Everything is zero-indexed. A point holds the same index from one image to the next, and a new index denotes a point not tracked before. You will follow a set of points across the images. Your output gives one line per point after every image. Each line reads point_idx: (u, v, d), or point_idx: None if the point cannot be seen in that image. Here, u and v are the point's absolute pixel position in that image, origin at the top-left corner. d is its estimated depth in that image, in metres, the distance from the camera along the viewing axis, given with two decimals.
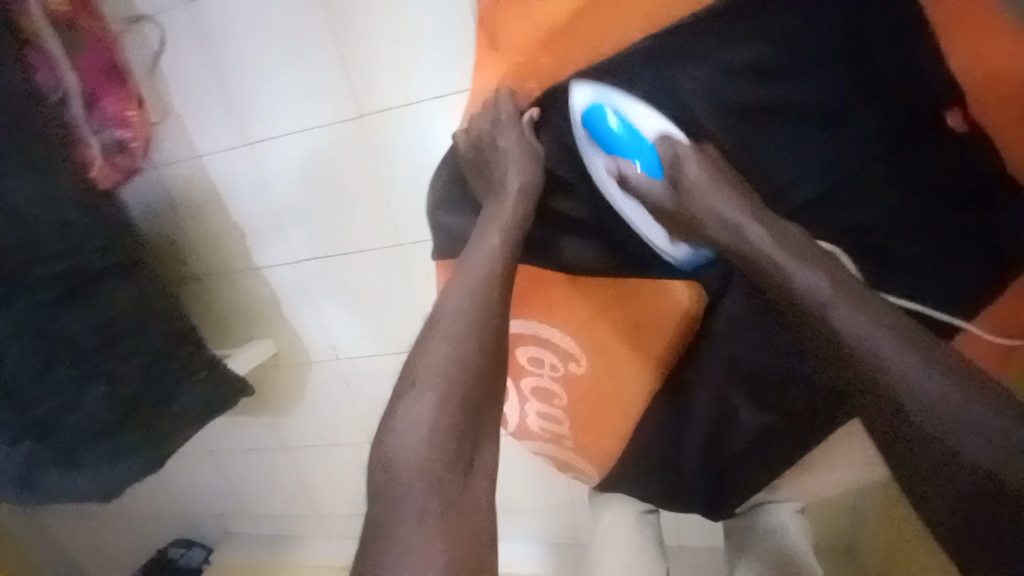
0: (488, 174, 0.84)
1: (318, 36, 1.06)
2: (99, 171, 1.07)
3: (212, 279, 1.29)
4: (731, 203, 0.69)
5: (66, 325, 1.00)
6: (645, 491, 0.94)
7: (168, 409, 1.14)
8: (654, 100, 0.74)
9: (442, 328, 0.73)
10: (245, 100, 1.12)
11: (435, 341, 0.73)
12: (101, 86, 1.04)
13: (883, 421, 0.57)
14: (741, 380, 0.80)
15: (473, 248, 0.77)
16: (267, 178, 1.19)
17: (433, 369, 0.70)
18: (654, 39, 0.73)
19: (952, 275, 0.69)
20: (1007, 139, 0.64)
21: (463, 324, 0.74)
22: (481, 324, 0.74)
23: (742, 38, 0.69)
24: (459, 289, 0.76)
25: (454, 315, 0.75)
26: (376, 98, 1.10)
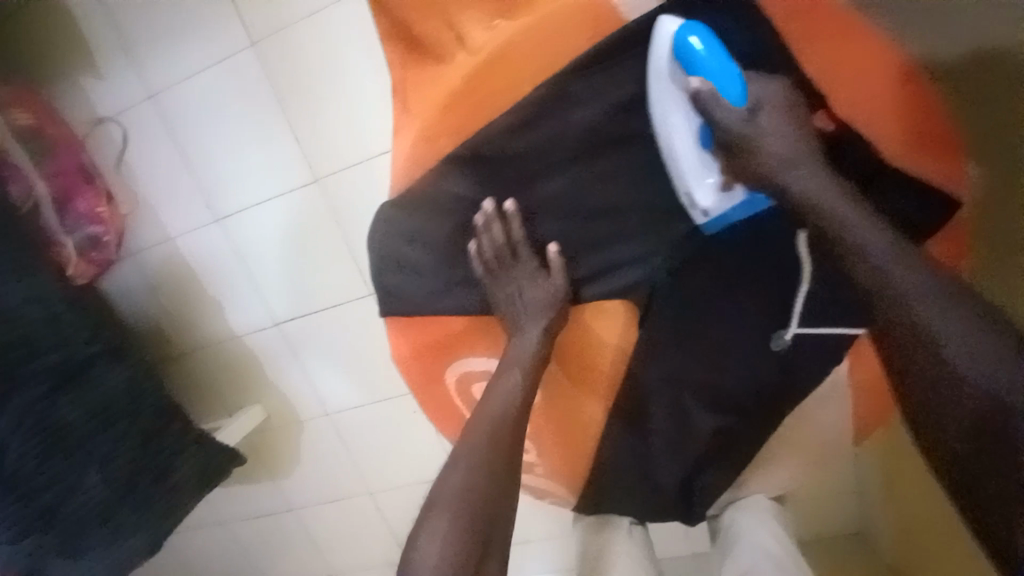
0: (416, 249, 0.65)
1: (266, 109, 1.06)
2: (77, 267, 1.11)
3: (198, 353, 1.32)
4: (787, 139, 0.58)
5: (63, 415, 0.92)
6: (623, 541, 0.78)
7: (166, 492, 1.03)
8: (558, 142, 0.61)
9: (450, 501, 0.65)
10: (211, 179, 1.14)
11: (434, 523, 0.64)
12: (71, 187, 1.08)
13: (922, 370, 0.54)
14: (694, 387, 0.68)
15: (491, 398, 0.68)
16: (239, 249, 1.20)
17: (439, 553, 0.62)
18: (549, 83, 0.58)
19: None
20: (874, 126, 0.58)
21: (469, 495, 0.65)
22: (484, 487, 0.66)
23: (632, 66, 0.58)
24: (461, 457, 0.67)
25: (461, 488, 0.65)
26: (328, 159, 1.08)
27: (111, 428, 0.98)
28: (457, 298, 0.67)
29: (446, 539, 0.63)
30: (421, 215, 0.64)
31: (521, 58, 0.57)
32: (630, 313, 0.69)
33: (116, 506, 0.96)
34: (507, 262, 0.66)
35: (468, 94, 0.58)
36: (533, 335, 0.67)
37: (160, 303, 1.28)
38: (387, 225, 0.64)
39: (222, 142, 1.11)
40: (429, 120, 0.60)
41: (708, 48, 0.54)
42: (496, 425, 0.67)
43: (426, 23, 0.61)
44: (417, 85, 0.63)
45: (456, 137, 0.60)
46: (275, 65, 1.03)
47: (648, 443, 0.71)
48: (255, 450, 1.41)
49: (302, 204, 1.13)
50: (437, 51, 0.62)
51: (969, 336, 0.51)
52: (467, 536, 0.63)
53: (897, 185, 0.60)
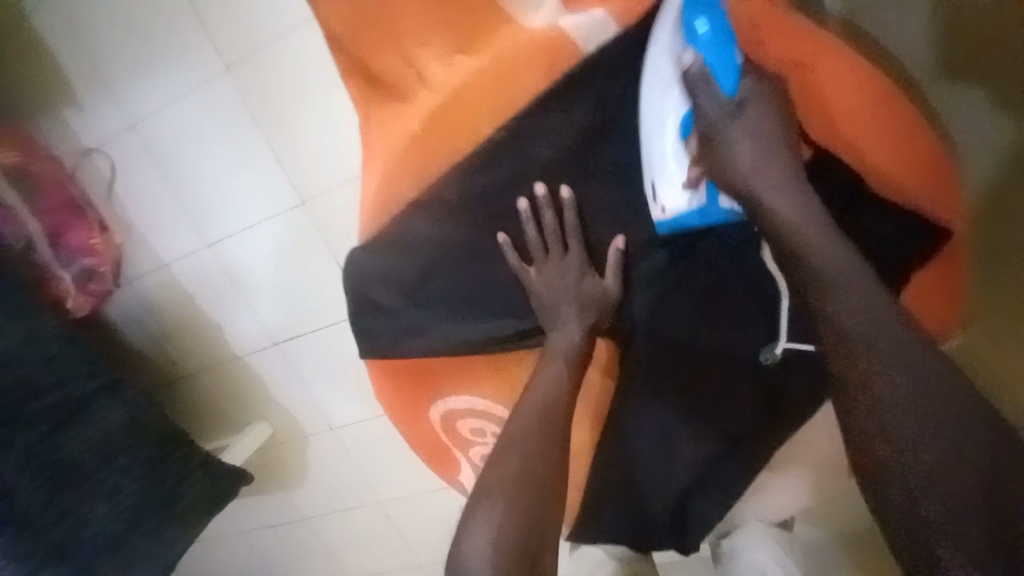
0: (389, 292, 0.64)
1: (247, 135, 1.06)
2: (75, 300, 1.15)
3: (201, 374, 1.34)
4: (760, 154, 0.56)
5: (67, 451, 0.96)
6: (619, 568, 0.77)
7: (173, 518, 1.06)
8: (525, 179, 0.59)
9: (502, 495, 0.57)
10: (199, 206, 1.14)
11: (490, 507, 0.56)
12: (63, 222, 1.10)
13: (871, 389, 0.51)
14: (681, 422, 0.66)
15: (538, 387, 0.62)
16: (233, 272, 1.20)
17: (493, 544, 0.54)
18: (511, 124, 0.56)
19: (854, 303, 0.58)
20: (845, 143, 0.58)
21: (521, 486, 0.57)
22: (539, 476, 0.58)
23: (589, 99, 0.57)
24: (495, 485, 0.57)
25: (515, 473, 0.58)
26: (313, 181, 1.07)
27: (116, 459, 1.01)
28: (454, 331, 0.64)
29: (502, 525, 0.55)
30: (390, 260, 0.62)
31: (478, 101, 0.56)
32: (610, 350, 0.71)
33: (122, 538, 1.00)
34: (552, 254, 0.62)
35: (427, 138, 0.57)
36: (573, 330, 0.63)
37: (161, 328, 1.29)
38: (359, 270, 0.63)
39: (206, 169, 1.10)
40: (392, 164, 0.59)
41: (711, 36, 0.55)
42: (551, 412, 0.61)
43: (384, 61, 0.59)
44: (379, 126, 0.62)
45: (416, 182, 0.59)
46: (249, 90, 1.01)
47: (635, 478, 0.68)
48: (264, 462, 1.44)
49: (291, 227, 1.12)
50: (398, 89, 0.60)
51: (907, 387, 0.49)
52: (520, 532, 0.55)
53: (868, 210, 0.59)
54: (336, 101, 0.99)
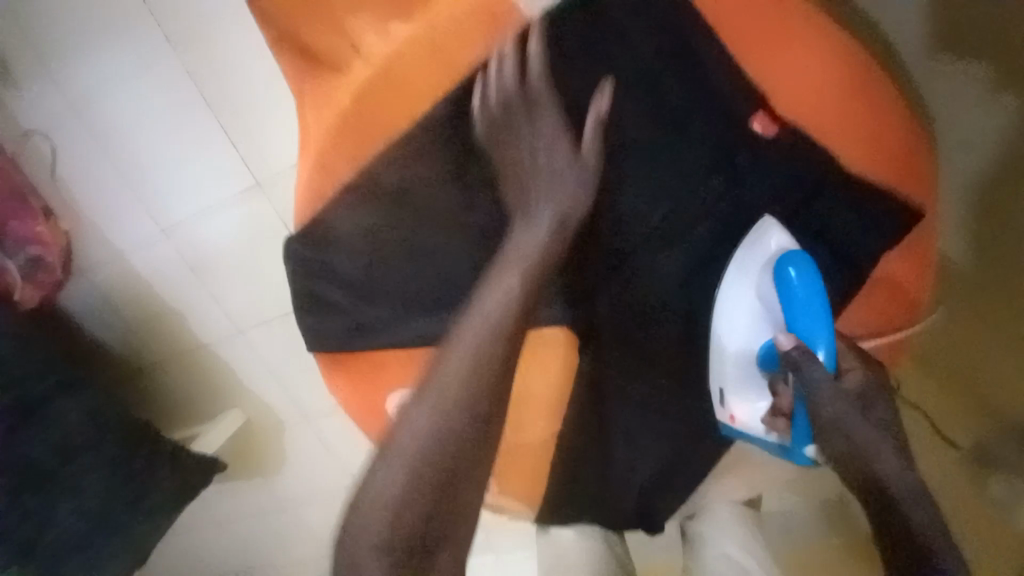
0: (338, 278, 0.63)
1: (194, 113, 0.99)
2: (24, 292, 1.07)
3: (167, 365, 1.29)
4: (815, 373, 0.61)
5: (26, 451, 0.93)
6: (583, 551, 0.77)
7: (141, 513, 1.05)
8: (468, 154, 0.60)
9: (401, 467, 0.54)
10: (152, 191, 1.08)
11: (390, 473, 0.54)
12: (1, 210, 1.01)
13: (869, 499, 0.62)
14: (636, 386, 0.69)
15: (462, 341, 0.56)
16: (192, 260, 1.15)
17: (388, 523, 0.53)
18: (451, 100, 0.57)
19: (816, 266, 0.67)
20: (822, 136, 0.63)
21: (431, 456, 0.54)
22: (455, 447, 0.55)
23: (525, 65, 0.56)
24: (398, 459, 0.54)
25: (420, 444, 0.54)
26: (268, 163, 1.02)
27: (79, 456, 0.99)
28: (403, 325, 0.64)
29: (401, 494, 0.53)
30: (338, 242, 0.62)
31: (419, 77, 0.56)
32: (564, 335, 0.68)
33: (86, 538, 0.99)
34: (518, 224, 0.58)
35: (364, 118, 0.57)
36: (512, 282, 0.57)
37: (122, 319, 1.24)
38: (309, 254, 0.62)
39: (154, 151, 1.04)
40: (327, 145, 0.58)
41: (804, 286, 0.59)
42: (475, 378, 0.55)
43: (317, 34, 0.56)
44: (312, 104, 0.59)
45: (352, 162, 0.59)
46: (192, 67, 0.94)
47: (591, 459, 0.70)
48: (238, 453, 1.40)
49: (247, 211, 1.07)
50: (333, 62, 0.57)
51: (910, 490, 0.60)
52: (426, 505, 0.54)
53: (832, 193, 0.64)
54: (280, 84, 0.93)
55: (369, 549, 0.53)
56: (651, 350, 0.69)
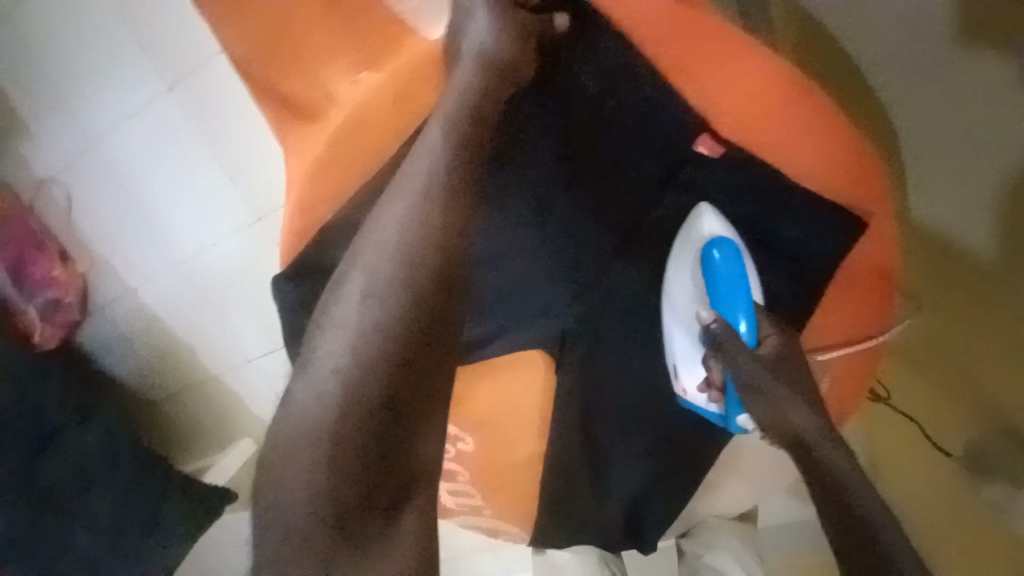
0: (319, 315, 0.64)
1: (194, 156, 1.05)
2: (42, 333, 1.11)
3: (178, 396, 1.34)
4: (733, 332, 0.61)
5: (47, 478, 0.98)
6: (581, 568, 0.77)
7: (153, 539, 1.07)
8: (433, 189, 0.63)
9: (317, 390, 0.51)
10: (160, 231, 1.14)
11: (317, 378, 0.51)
12: (23, 255, 1.09)
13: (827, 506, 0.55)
14: (621, 408, 0.69)
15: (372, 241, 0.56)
16: (197, 294, 1.19)
17: (309, 454, 0.48)
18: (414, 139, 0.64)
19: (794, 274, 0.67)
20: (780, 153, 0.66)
21: (350, 373, 0.51)
22: (376, 362, 0.52)
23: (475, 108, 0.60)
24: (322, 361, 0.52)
25: (348, 341, 0.52)
26: (266, 197, 1.07)
27: (93, 485, 1.02)
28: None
29: (322, 420, 0.49)
30: (318, 280, 0.63)
31: (387, 117, 0.63)
32: (537, 358, 0.67)
33: (104, 562, 1.03)
34: (420, 159, 0.59)
35: (338, 160, 0.62)
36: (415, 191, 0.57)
37: (137, 352, 1.28)
38: (293, 290, 0.64)
39: (159, 191, 1.10)
40: (306, 188, 0.63)
41: (727, 272, 0.63)
42: (382, 284, 0.54)
43: (293, 85, 0.63)
44: (291, 150, 0.65)
45: (331, 205, 0.63)
46: (190, 112, 1.01)
47: (578, 477, 0.70)
48: None
49: (250, 245, 1.12)
50: (310, 110, 0.64)
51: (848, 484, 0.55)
52: (355, 428, 0.50)
53: (794, 204, 0.66)
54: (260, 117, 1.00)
55: (289, 491, 0.47)
56: (630, 373, 0.69)
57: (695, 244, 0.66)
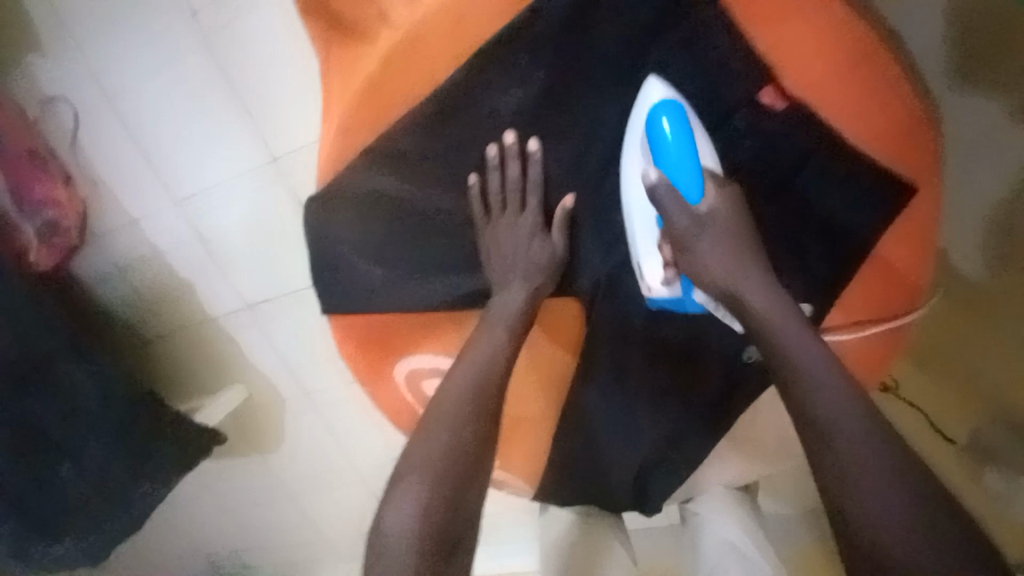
0: (352, 239, 0.66)
1: (214, 84, 1.00)
2: (38, 254, 1.07)
3: (173, 336, 1.31)
4: (732, 251, 0.60)
5: (30, 410, 0.95)
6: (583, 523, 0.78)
7: (142, 478, 1.06)
8: (482, 124, 0.62)
9: (432, 454, 0.60)
10: (170, 163, 1.10)
11: (447, 425, 0.61)
12: (22, 174, 1.03)
13: (834, 485, 0.53)
14: (643, 371, 0.69)
15: (478, 347, 0.64)
16: (203, 231, 1.16)
17: (422, 507, 0.57)
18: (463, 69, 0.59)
19: (830, 244, 0.64)
20: (828, 110, 0.58)
21: (473, 427, 0.61)
22: (477, 443, 0.61)
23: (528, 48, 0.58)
24: (448, 413, 0.62)
25: (470, 395, 0.62)
26: (285, 137, 1.02)
27: (83, 418, 1.00)
28: (416, 296, 0.67)
29: (452, 452, 0.60)
30: (352, 206, 0.65)
31: (439, 39, 0.58)
32: (578, 308, 0.70)
33: (91, 498, 1.01)
34: (509, 212, 0.66)
35: (386, 83, 0.59)
36: (517, 243, 0.66)
37: (135, 287, 1.25)
38: (325, 215, 0.65)
39: (172, 120, 1.05)
40: (349, 112, 0.61)
41: (679, 139, 0.59)
42: (483, 387, 0.63)
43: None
44: (337, 70, 0.63)
45: (374, 130, 0.62)
46: (213, 39, 0.96)
47: (589, 438, 0.71)
48: (242, 427, 1.41)
49: (260, 187, 1.08)
50: (361, 30, 0.61)
51: (875, 453, 0.52)
52: (470, 463, 0.60)
53: (836, 176, 0.61)
54: (291, 50, 0.95)
55: (401, 533, 0.56)
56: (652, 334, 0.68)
57: (641, 114, 0.60)
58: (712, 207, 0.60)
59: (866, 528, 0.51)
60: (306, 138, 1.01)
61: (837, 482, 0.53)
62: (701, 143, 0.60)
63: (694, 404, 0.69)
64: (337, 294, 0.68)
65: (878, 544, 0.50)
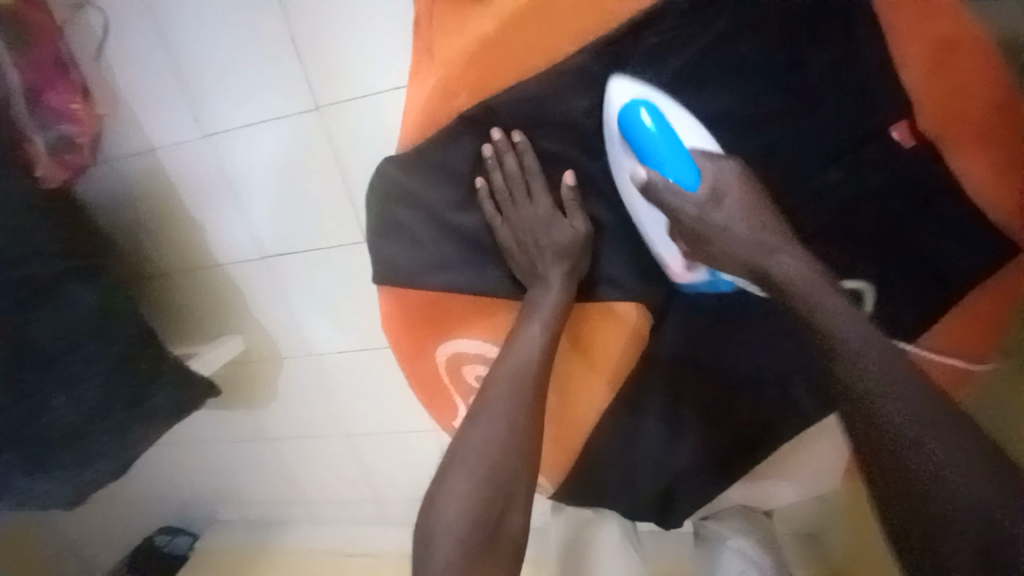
0: (424, 208, 0.65)
1: (269, 18, 0.94)
2: (47, 169, 1.00)
3: (175, 276, 1.25)
4: (750, 215, 0.58)
5: (31, 330, 0.89)
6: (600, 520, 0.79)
7: (134, 418, 1.01)
8: (582, 113, 0.63)
9: (476, 456, 0.62)
10: (203, 95, 1.03)
11: (488, 420, 0.63)
12: (45, 80, 0.96)
13: (871, 449, 0.50)
14: (693, 391, 0.69)
15: (513, 356, 0.65)
16: (228, 172, 1.10)
17: (465, 499, 0.60)
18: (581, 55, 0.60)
19: (920, 290, 0.62)
20: (958, 152, 0.57)
21: (511, 422, 0.63)
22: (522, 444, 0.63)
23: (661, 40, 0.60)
24: (491, 405, 0.64)
25: (511, 389, 0.64)
26: (335, 88, 0.97)
27: (83, 346, 0.94)
28: (468, 274, 0.67)
29: (495, 447, 0.62)
30: (430, 181, 0.64)
31: (564, 17, 0.58)
32: (643, 318, 0.69)
33: (77, 431, 0.95)
34: (523, 204, 0.65)
35: (501, 49, 0.59)
36: (554, 232, 0.65)
37: (142, 218, 1.18)
38: (398, 179, 0.64)
39: (213, 49, 0.98)
40: (453, 73, 0.60)
41: (661, 130, 0.58)
42: (525, 389, 0.64)
43: None
44: (441, 25, 0.61)
45: (474, 96, 0.61)
46: None
47: (623, 439, 0.71)
48: (234, 377, 1.36)
49: (298, 134, 1.02)
50: None
51: (919, 402, 0.49)
52: (510, 458, 0.63)
53: (947, 219, 0.59)
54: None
55: (447, 524, 0.59)
56: (717, 351, 0.68)
57: (614, 117, 0.60)
58: (741, 203, 0.58)
59: (902, 484, 0.48)
60: (362, 92, 0.96)
61: (870, 431, 0.49)
62: (685, 130, 0.60)
63: (738, 426, 0.68)
64: (395, 263, 0.64)
65: (928, 505, 0.47)
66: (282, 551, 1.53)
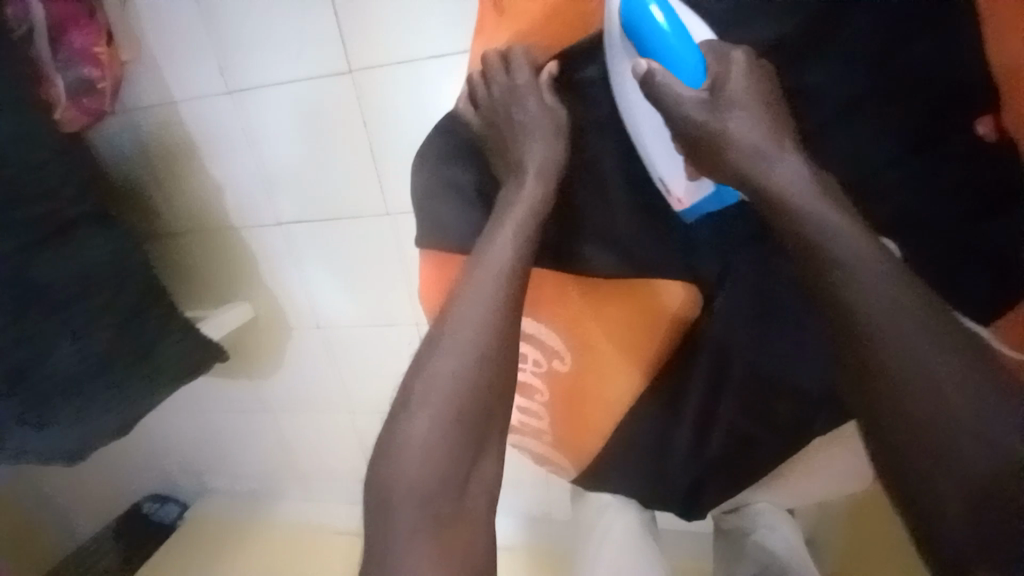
0: (463, 153, 0.70)
1: None
2: (65, 113, 0.98)
3: (185, 236, 1.22)
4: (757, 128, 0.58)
5: (44, 273, 0.87)
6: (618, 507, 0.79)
7: (140, 376, 0.98)
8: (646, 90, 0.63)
9: (439, 389, 0.61)
10: (233, 49, 0.99)
11: (454, 355, 0.62)
12: (67, 17, 0.91)
13: (894, 426, 0.48)
14: (732, 384, 0.68)
15: (475, 286, 0.63)
16: (252, 132, 1.06)
17: (429, 436, 0.60)
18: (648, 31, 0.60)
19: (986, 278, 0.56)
20: None
21: (478, 358, 0.62)
22: (482, 384, 0.62)
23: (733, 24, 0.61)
24: (457, 340, 0.62)
25: (477, 322, 0.62)
26: (374, 51, 0.94)
27: (95, 294, 0.92)
28: (466, 214, 0.69)
29: (461, 383, 0.61)
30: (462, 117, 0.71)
31: None
32: (690, 296, 0.67)
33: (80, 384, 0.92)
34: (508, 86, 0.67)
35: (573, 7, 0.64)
36: (536, 115, 0.66)
37: (155, 174, 1.15)
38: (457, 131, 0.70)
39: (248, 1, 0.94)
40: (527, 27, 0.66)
41: (673, 26, 0.59)
42: (493, 325, 0.62)
43: None
44: None
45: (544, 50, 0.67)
46: None
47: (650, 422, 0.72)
48: (237, 346, 1.33)
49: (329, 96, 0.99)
50: None
51: (951, 377, 0.46)
52: (476, 396, 0.62)
53: None
54: None
55: (410, 466, 0.59)
56: (764, 350, 0.65)
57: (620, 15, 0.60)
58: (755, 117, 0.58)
59: (943, 480, 0.46)
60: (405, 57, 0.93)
61: (887, 402, 0.48)
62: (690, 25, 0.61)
63: (774, 420, 0.68)
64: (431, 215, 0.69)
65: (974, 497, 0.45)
66: (274, 525, 1.52)
